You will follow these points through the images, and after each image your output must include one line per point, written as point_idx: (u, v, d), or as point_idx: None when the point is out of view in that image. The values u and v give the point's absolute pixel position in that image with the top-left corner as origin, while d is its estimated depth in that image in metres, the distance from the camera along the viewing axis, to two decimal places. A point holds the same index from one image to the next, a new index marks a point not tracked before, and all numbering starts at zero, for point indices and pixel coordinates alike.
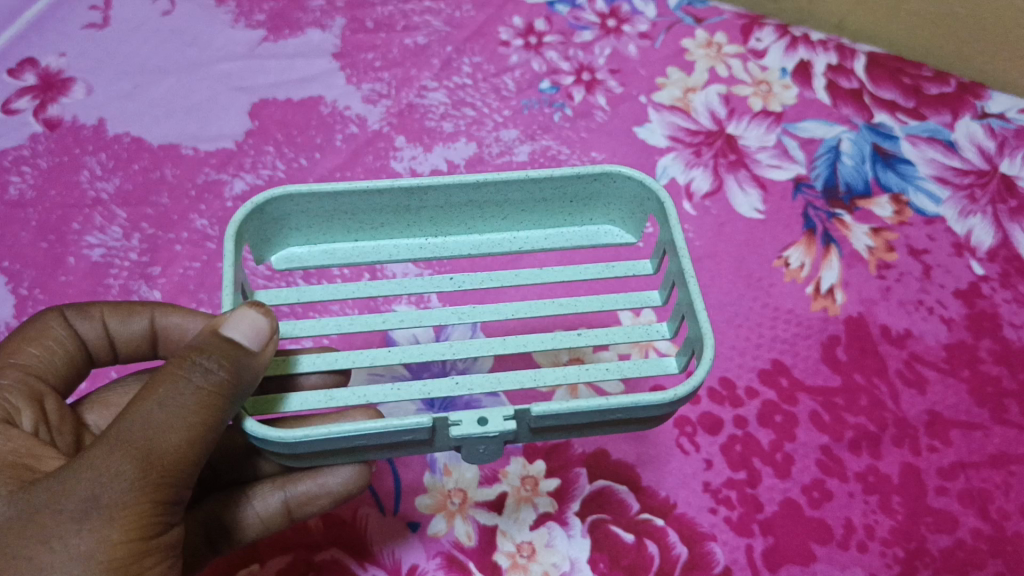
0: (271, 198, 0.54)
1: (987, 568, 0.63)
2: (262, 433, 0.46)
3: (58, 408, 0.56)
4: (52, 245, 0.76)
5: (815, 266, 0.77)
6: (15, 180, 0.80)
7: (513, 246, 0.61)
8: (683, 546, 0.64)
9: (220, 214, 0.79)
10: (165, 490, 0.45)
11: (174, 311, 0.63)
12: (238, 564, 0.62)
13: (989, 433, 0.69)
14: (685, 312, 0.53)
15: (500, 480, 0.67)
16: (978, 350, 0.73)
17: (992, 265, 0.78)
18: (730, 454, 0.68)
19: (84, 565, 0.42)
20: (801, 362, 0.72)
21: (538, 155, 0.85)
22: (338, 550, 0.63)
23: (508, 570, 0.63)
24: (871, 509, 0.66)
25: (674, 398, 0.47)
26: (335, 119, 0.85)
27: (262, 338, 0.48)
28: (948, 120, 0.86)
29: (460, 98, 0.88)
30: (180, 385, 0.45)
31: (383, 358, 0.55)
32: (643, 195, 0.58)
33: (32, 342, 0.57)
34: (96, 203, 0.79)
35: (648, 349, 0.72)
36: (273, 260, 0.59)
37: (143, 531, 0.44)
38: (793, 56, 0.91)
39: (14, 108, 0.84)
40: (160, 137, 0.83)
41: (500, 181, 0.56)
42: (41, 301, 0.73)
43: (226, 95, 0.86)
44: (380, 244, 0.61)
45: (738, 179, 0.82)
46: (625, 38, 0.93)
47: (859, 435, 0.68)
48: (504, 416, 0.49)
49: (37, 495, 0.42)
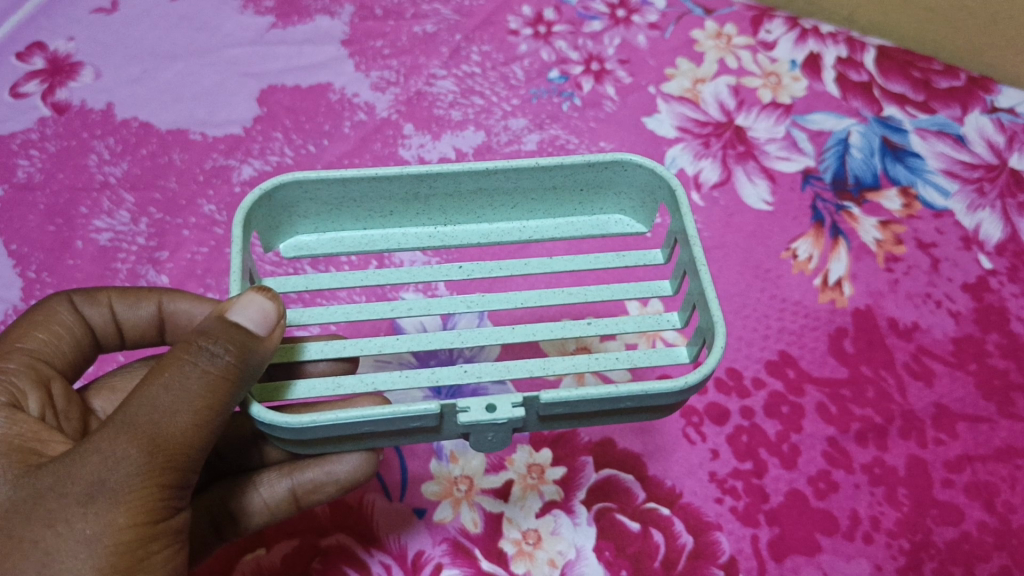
0: (279, 184, 0.54)
1: (992, 560, 0.64)
2: (269, 418, 0.46)
3: (65, 393, 0.56)
4: (60, 228, 0.76)
5: (823, 257, 0.77)
6: (24, 163, 0.80)
7: (523, 235, 0.61)
8: (689, 535, 0.64)
9: (227, 199, 0.79)
10: (171, 473, 0.45)
11: (182, 296, 0.63)
12: (244, 550, 0.62)
13: (996, 426, 0.69)
14: (696, 301, 0.53)
15: (507, 468, 0.67)
16: (985, 344, 0.73)
17: (1001, 259, 0.78)
18: (736, 444, 0.68)
19: (91, 548, 0.42)
20: (808, 354, 0.72)
21: (547, 144, 0.84)
22: (344, 536, 0.64)
23: (514, 557, 0.63)
24: (877, 501, 0.66)
25: (685, 385, 0.47)
26: (343, 107, 0.85)
27: (270, 322, 0.48)
28: (958, 114, 0.86)
29: (469, 86, 0.88)
30: (187, 369, 0.45)
31: (391, 347, 0.55)
32: (655, 183, 0.58)
33: (38, 327, 0.57)
34: (103, 186, 0.79)
35: (655, 339, 0.72)
36: (282, 247, 0.59)
37: (149, 515, 0.44)
38: (803, 47, 0.91)
39: (23, 91, 0.84)
40: (169, 122, 0.83)
41: (510, 169, 0.56)
42: (49, 284, 0.73)
43: (235, 80, 0.86)
44: (389, 232, 0.60)
45: (747, 170, 0.82)
46: (634, 28, 0.92)
47: (866, 427, 0.69)
48: (512, 403, 0.49)
49: (45, 478, 0.43)
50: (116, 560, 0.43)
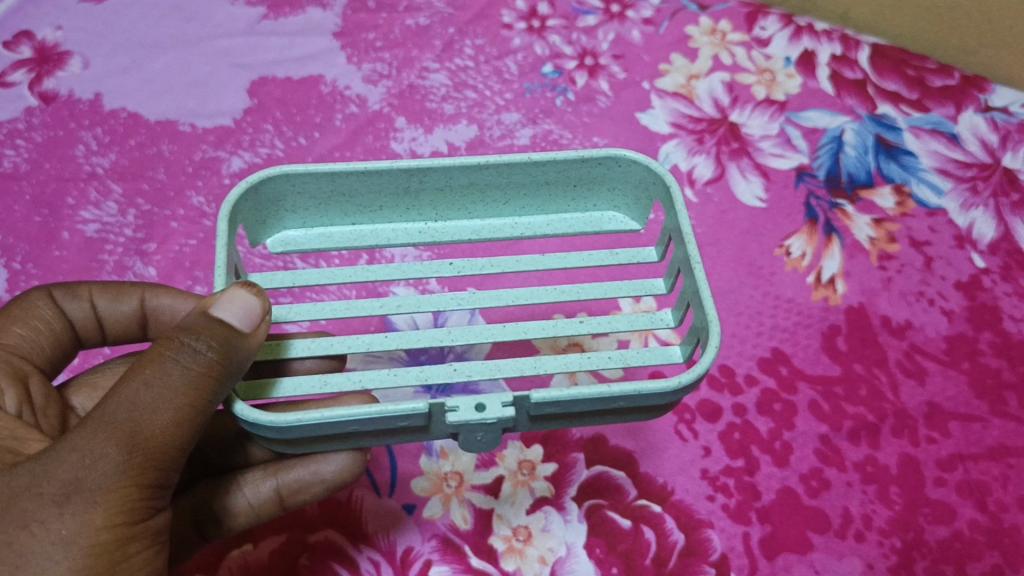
0: (266, 177, 0.53)
1: (984, 559, 0.64)
2: (253, 417, 0.45)
3: (43, 390, 0.55)
4: (46, 219, 0.75)
5: (816, 255, 0.77)
6: (9, 154, 0.78)
7: (514, 232, 0.60)
8: (680, 533, 0.64)
9: (216, 191, 0.77)
10: (152, 472, 0.44)
11: (165, 292, 0.61)
12: (231, 546, 0.62)
13: (988, 425, 0.69)
14: (690, 299, 0.53)
15: (498, 464, 0.66)
16: (978, 342, 0.73)
17: (993, 258, 0.77)
18: (729, 442, 0.68)
19: (68, 549, 0.41)
20: (801, 351, 0.72)
21: (540, 139, 0.84)
22: (333, 532, 0.63)
23: (505, 553, 0.63)
24: (869, 499, 0.66)
25: (678, 385, 0.47)
26: (335, 99, 0.84)
27: (254, 318, 0.47)
28: (951, 113, 0.86)
29: (462, 80, 0.87)
30: (169, 366, 0.45)
31: (380, 344, 0.54)
32: (650, 179, 0.57)
33: (17, 322, 0.56)
34: (91, 176, 0.78)
35: (648, 336, 0.72)
36: (268, 242, 0.58)
37: (128, 515, 0.43)
38: (797, 44, 0.90)
39: (9, 81, 0.82)
40: (158, 112, 0.82)
41: (502, 164, 0.55)
42: (35, 275, 0.72)
43: (226, 71, 0.85)
44: (378, 228, 0.60)
45: (741, 167, 0.82)
46: (628, 23, 0.92)
47: (858, 425, 0.68)
48: (503, 403, 0.48)
49: (19, 477, 0.42)
50: (94, 562, 0.42)
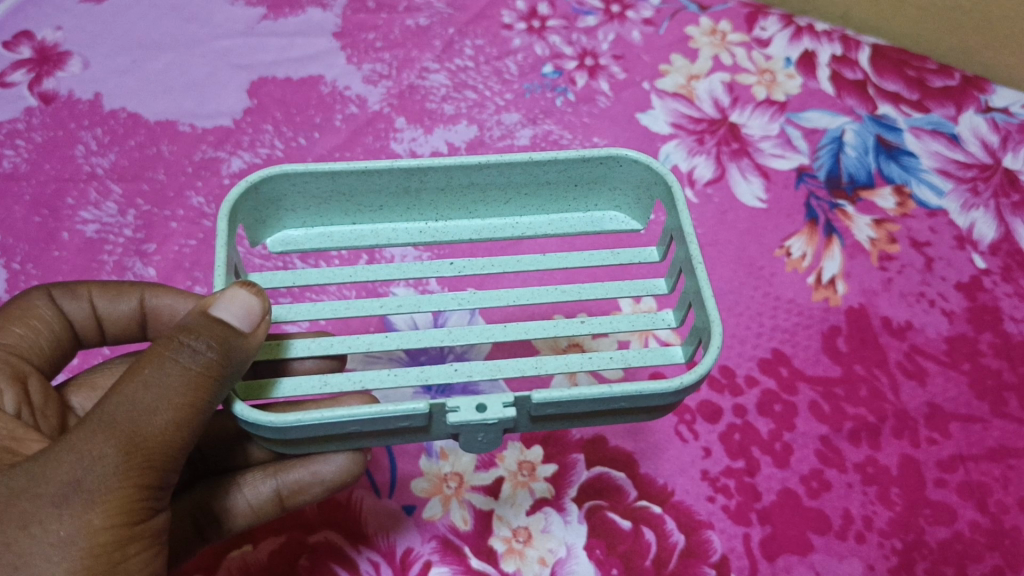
0: (266, 176, 0.53)
1: (985, 560, 0.63)
2: (252, 417, 0.45)
3: (42, 390, 0.55)
4: (45, 219, 0.75)
5: (816, 256, 0.77)
6: (9, 154, 0.78)
7: (515, 232, 0.60)
8: (681, 533, 0.64)
9: (216, 191, 0.77)
10: (152, 473, 0.44)
11: (165, 292, 0.61)
12: (231, 547, 0.61)
13: (988, 425, 0.69)
14: (691, 299, 0.53)
15: (497, 465, 0.66)
16: (979, 343, 0.73)
17: (994, 259, 0.77)
18: (729, 443, 0.67)
19: (66, 551, 0.41)
20: (801, 352, 0.72)
21: (540, 139, 0.84)
22: (333, 533, 0.63)
23: (505, 554, 0.63)
24: (869, 500, 0.66)
25: (679, 385, 0.47)
26: (335, 99, 0.84)
27: (254, 318, 0.47)
28: (951, 114, 0.86)
29: (462, 80, 0.87)
30: (168, 366, 0.44)
31: (380, 344, 0.54)
32: (651, 179, 0.57)
33: (17, 321, 0.56)
34: (91, 177, 0.77)
35: (648, 337, 0.72)
36: (268, 242, 0.58)
37: (127, 516, 0.43)
38: (797, 45, 0.90)
39: (9, 81, 0.82)
40: (157, 112, 0.82)
41: (503, 164, 0.55)
42: (34, 275, 0.72)
43: (226, 71, 0.85)
44: (378, 227, 0.60)
45: (741, 168, 0.82)
46: (628, 24, 0.92)
47: (859, 426, 0.68)
48: (504, 403, 0.48)
49: (17, 478, 0.41)
50: (92, 564, 0.42)
